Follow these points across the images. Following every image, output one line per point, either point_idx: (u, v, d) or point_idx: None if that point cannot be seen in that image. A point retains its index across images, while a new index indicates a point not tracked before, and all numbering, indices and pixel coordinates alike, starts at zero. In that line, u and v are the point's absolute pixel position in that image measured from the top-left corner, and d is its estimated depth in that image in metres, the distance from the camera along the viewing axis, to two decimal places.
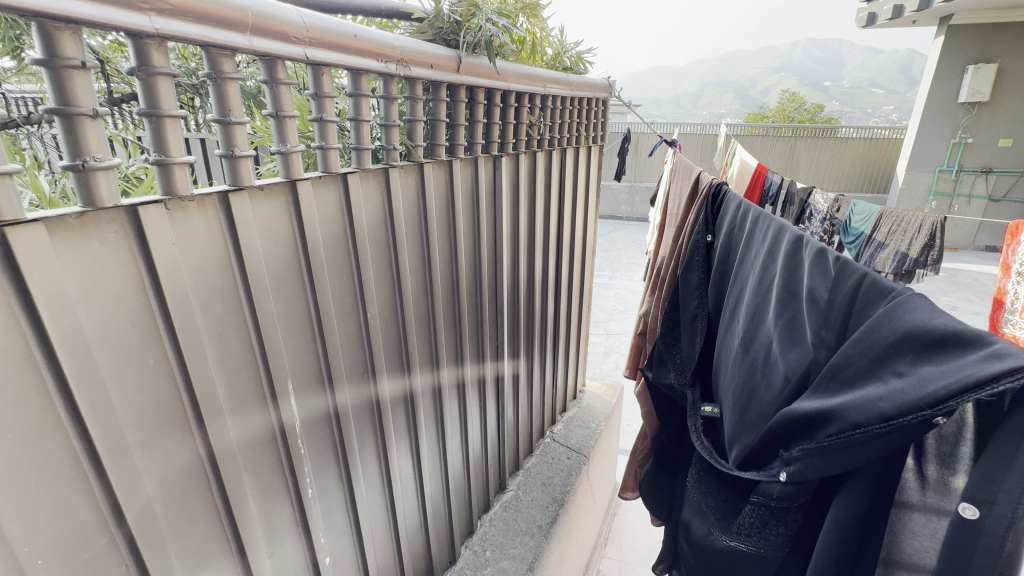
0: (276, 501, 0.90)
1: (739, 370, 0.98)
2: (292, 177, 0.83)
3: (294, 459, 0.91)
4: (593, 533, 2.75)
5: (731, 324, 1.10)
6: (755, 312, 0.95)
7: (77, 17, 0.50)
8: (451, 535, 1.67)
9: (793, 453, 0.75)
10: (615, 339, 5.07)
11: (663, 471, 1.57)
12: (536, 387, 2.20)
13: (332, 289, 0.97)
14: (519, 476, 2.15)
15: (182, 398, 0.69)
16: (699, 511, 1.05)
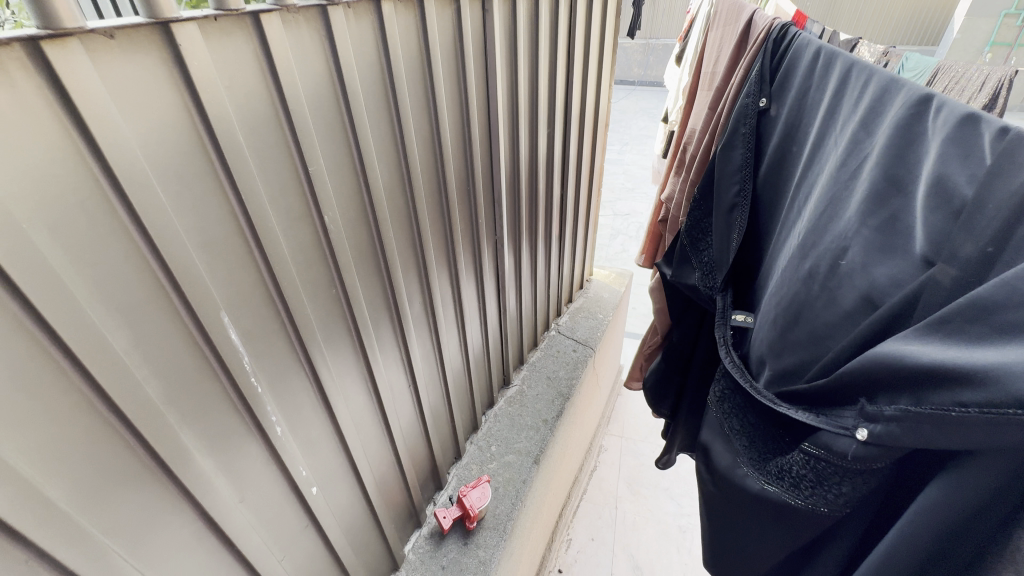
0: (239, 445, 0.77)
1: (787, 277, 0.82)
2: (161, 19, 0.53)
3: (251, 399, 0.76)
4: (598, 414, 2.83)
5: (791, 224, 0.90)
6: (822, 209, 0.75)
7: None
8: (455, 435, 1.63)
9: (885, 410, 0.57)
10: (624, 221, 4.81)
11: (672, 371, 1.47)
12: (541, 279, 2.04)
13: (264, 185, 0.72)
14: (524, 370, 2.08)
15: (53, 353, 0.51)
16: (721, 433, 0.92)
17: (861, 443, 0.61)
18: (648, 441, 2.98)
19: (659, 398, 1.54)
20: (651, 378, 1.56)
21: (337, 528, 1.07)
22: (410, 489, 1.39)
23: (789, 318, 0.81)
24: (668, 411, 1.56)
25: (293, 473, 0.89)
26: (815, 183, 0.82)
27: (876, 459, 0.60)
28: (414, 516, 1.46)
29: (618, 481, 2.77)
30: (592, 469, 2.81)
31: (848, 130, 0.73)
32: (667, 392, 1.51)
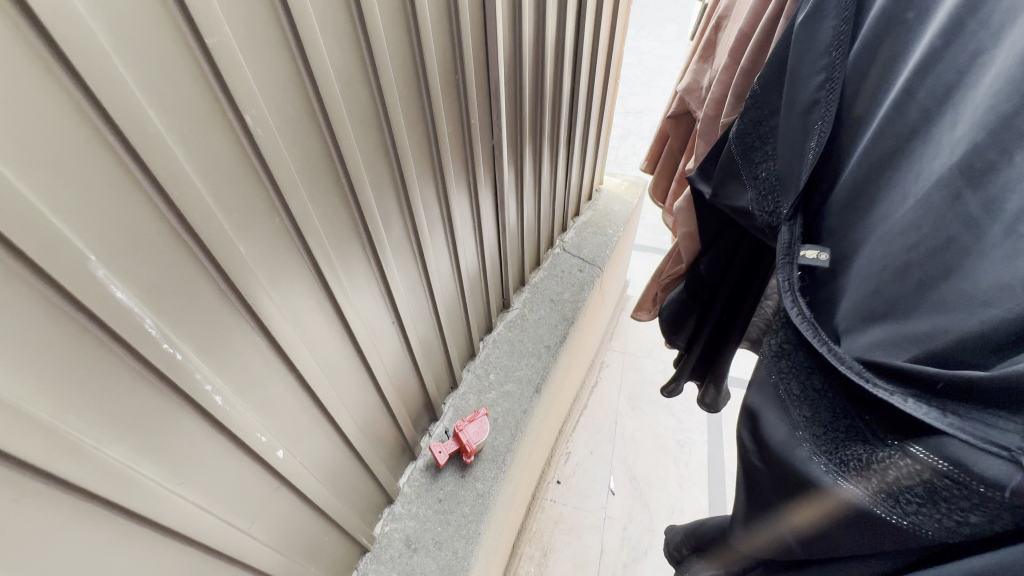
0: (165, 423, 0.61)
1: (931, 209, 0.63)
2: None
3: (172, 368, 0.59)
4: (601, 331, 2.73)
5: (906, 132, 0.69)
6: (1009, 115, 0.57)
7: None
8: (450, 366, 1.51)
9: None
10: (635, 119, 4.35)
11: (693, 302, 1.31)
12: (545, 190, 1.79)
13: (136, 74, 0.47)
14: (524, 292, 1.91)
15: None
16: (772, 399, 0.79)
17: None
18: (651, 357, 2.93)
19: (675, 330, 1.42)
20: (668, 307, 1.42)
21: (317, 481, 0.96)
22: (402, 427, 1.28)
23: (926, 275, 0.63)
24: (684, 343, 1.45)
25: (252, 441, 0.74)
26: (984, 82, 0.61)
27: None
28: (408, 450, 1.38)
29: (619, 396, 2.75)
30: (593, 385, 2.79)
31: None
32: (684, 322, 1.39)
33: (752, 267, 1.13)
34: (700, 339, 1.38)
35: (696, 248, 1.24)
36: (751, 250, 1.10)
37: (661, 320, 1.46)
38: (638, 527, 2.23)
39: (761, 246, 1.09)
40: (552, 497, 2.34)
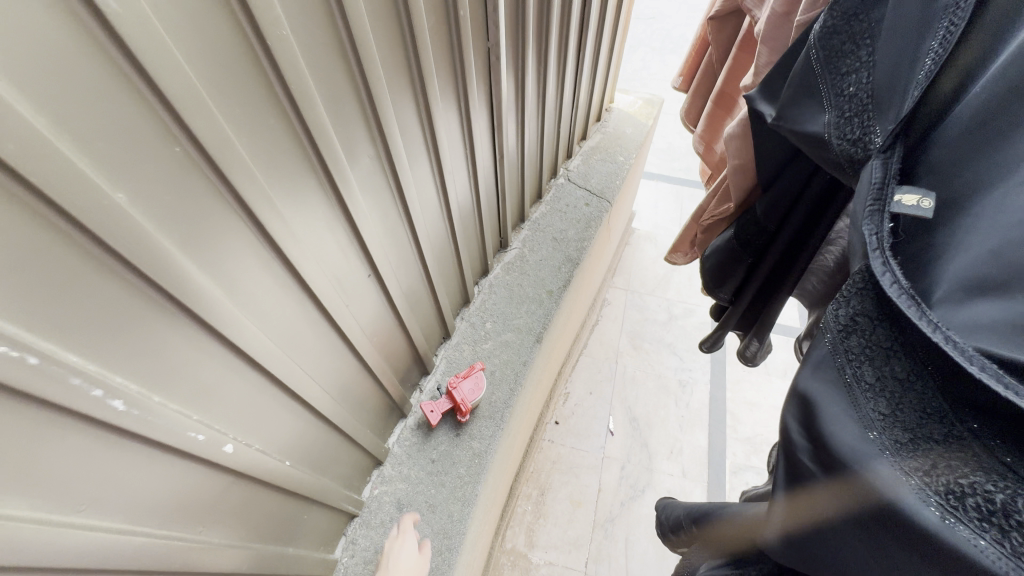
0: (38, 443, 0.44)
1: None
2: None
3: (29, 376, 0.41)
4: (605, 268, 2.56)
5: None
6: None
7: None
8: (442, 318, 1.34)
9: None
10: (647, 27, 3.86)
11: (744, 251, 1.14)
12: (550, 109, 1.53)
13: None
14: (524, 231, 1.69)
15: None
16: (829, 384, 0.59)
17: None
18: (655, 295, 2.79)
19: (719, 282, 1.26)
20: (710, 257, 1.25)
21: (286, 464, 0.83)
22: (388, 390, 1.14)
23: None
24: (729, 294, 1.29)
25: (186, 442, 0.59)
26: None
27: None
28: (398, 410, 1.26)
29: (620, 335, 2.64)
30: (593, 324, 2.67)
31: None
32: (730, 274, 1.22)
33: (822, 212, 0.96)
34: (749, 291, 1.22)
35: (749, 183, 1.08)
36: (825, 191, 0.92)
37: (704, 270, 1.29)
38: (636, 467, 2.21)
39: (834, 185, 0.92)
40: (550, 438, 2.30)
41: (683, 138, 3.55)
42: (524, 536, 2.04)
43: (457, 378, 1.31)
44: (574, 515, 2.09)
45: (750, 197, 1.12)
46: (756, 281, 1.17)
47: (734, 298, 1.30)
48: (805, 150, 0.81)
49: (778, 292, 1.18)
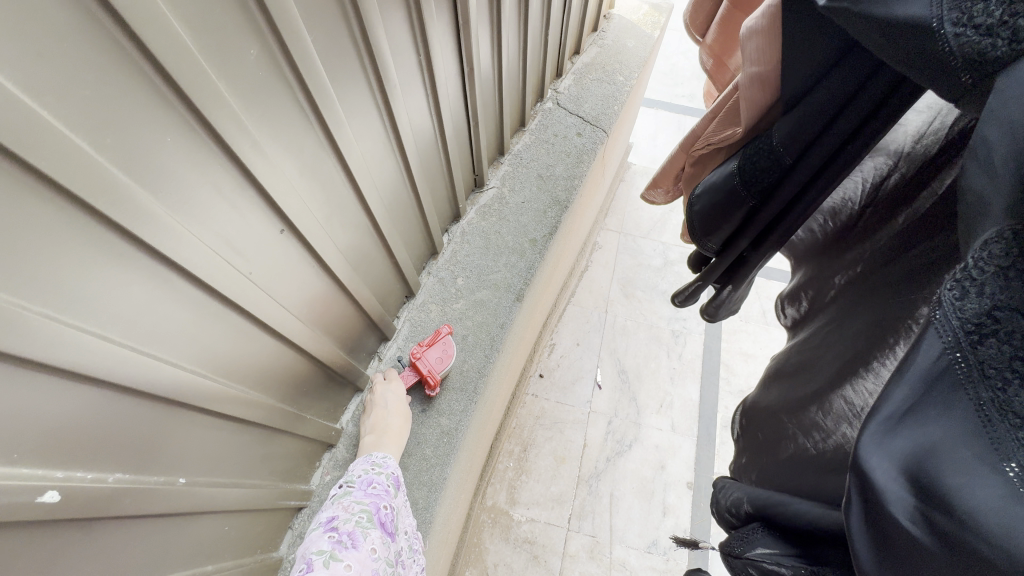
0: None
1: None
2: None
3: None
4: (596, 209, 2.30)
5: None
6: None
7: None
8: (402, 275, 1.12)
9: None
10: None
11: (747, 192, 0.89)
12: (535, 13, 1.21)
13: None
14: (504, 166, 1.43)
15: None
16: (959, 416, 0.41)
17: None
18: (650, 238, 2.57)
19: (709, 230, 1.01)
20: (701, 200, 0.99)
21: (179, 483, 0.64)
22: (333, 367, 0.94)
23: None
24: (718, 246, 1.05)
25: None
26: None
27: None
28: (350, 384, 1.06)
29: (610, 282, 2.45)
30: (583, 270, 2.47)
31: None
32: (724, 221, 0.98)
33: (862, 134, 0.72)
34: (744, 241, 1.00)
35: (766, 100, 0.80)
36: (876, 102, 0.69)
37: (689, 215, 1.04)
38: (623, 421, 2.10)
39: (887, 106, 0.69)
40: (534, 392, 2.17)
41: (687, 59, 3.16)
42: (505, 493, 1.95)
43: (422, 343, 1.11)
44: (559, 472, 1.99)
45: (761, 121, 0.85)
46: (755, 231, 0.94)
47: (722, 250, 1.07)
48: (883, 52, 0.54)
49: (762, 236, 0.97)
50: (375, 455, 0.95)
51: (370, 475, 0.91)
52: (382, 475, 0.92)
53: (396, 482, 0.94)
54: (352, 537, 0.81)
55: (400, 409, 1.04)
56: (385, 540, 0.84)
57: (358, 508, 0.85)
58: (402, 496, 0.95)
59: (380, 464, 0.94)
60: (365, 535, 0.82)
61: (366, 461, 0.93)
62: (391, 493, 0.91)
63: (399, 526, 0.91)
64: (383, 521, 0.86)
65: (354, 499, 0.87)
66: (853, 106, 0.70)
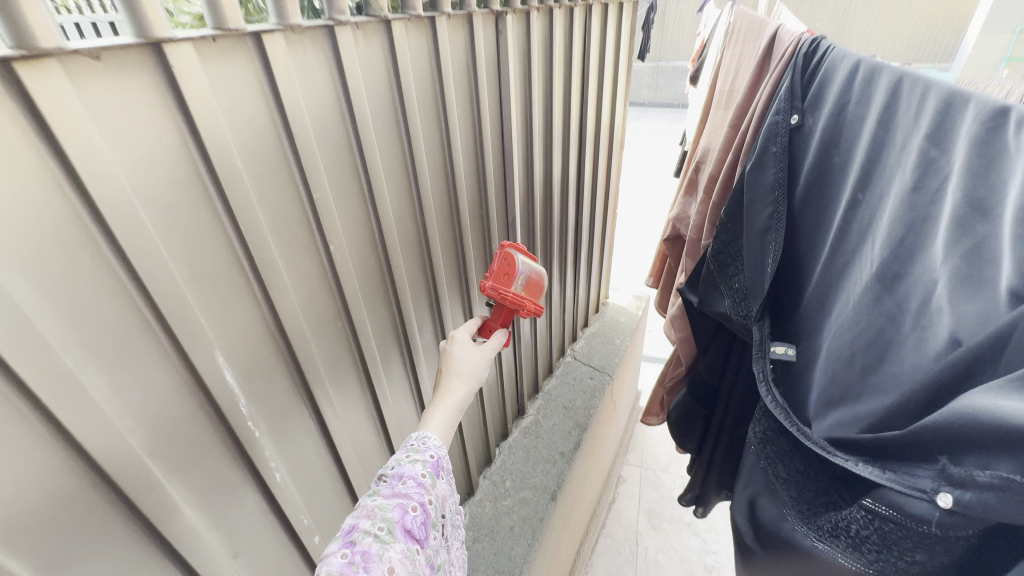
0: (218, 467, 0.67)
1: (858, 311, 0.73)
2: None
3: (235, 418, 0.67)
4: (616, 442, 2.72)
5: (839, 249, 0.83)
6: (902, 235, 0.66)
7: None
8: (467, 468, 1.56)
9: (975, 476, 0.45)
10: (638, 241, 4.65)
11: (698, 403, 1.41)
12: (556, 304, 1.99)
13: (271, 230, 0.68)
14: (538, 399, 2.00)
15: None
16: (763, 482, 0.84)
17: (945, 511, 0.48)
18: (669, 472, 2.86)
19: (685, 432, 1.48)
20: (675, 410, 1.50)
21: None
22: None
23: (865, 363, 0.73)
24: (694, 446, 1.50)
25: (286, 506, 0.80)
26: (879, 204, 0.74)
27: (963, 527, 0.48)
28: None
29: (638, 514, 2.64)
30: (610, 501, 2.70)
31: (909, 149, 0.67)
32: (691, 426, 1.46)
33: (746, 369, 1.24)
34: (709, 446, 1.42)
35: (692, 351, 1.40)
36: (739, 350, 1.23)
37: (671, 423, 1.53)
38: None
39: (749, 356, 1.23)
40: None
41: None
42: None
43: (492, 280, 0.91)
44: None
45: (697, 362, 1.43)
46: (711, 433, 1.40)
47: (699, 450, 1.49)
48: (727, 324, 1.19)
49: (715, 439, 1.39)
50: (413, 438, 0.74)
51: (403, 465, 0.70)
52: (417, 464, 0.71)
53: (436, 470, 0.72)
54: (366, 557, 0.58)
55: (473, 374, 0.84)
56: (414, 553, 0.63)
57: (379, 514, 0.63)
58: (445, 484, 0.74)
59: (418, 448, 0.73)
60: (383, 551, 0.59)
61: (400, 448, 0.71)
62: (426, 487, 0.69)
63: (436, 524, 0.70)
64: (411, 527, 0.64)
65: (378, 500, 0.65)
66: (734, 353, 1.26)
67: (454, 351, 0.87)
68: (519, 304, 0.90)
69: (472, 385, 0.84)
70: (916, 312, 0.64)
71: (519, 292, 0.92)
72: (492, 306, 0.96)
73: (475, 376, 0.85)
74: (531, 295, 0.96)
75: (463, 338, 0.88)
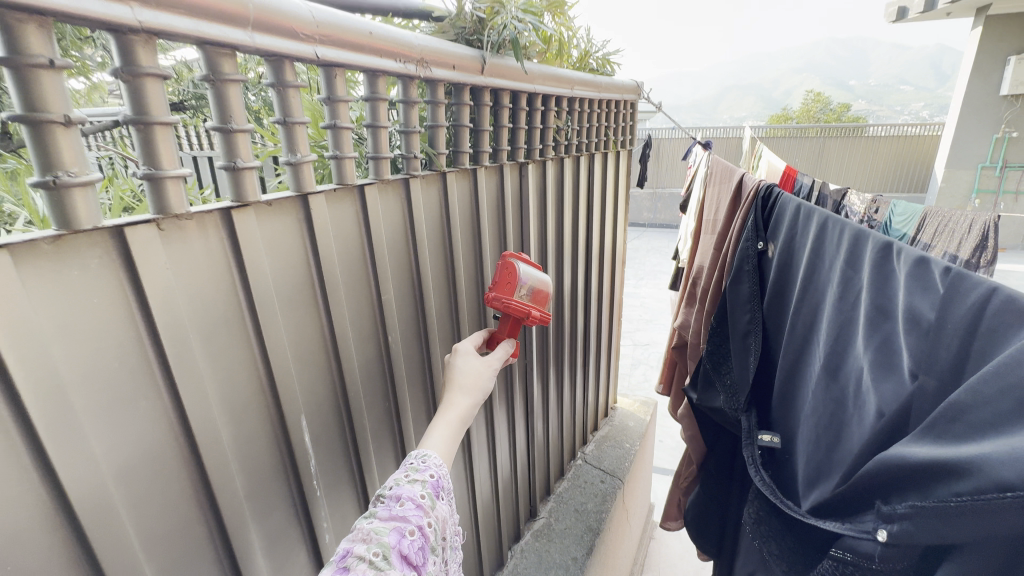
0: (283, 519, 0.79)
1: (817, 396, 0.89)
2: (298, 157, 0.72)
3: (303, 475, 0.81)
4: (630, 559, 2.60)
5: (797, 348, 1.02)
6: (838, 333, 0.85)
7: (109, 21, 0.47)
8: (480, 568, 1.57)
9: (898, 509, 0.60)
10: (644, 350, 4.78)
11: (711, 502, 1.47)
12: (567, 405, 2.11)
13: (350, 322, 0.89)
14: (550, 501, 2.02)
15: (155, 361, 0.58)
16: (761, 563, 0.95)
17: (883, 544, 0.63)
18: None
19: (701, 533, 1.51)
20: (691, 509, 1.55)
21: None
22: None
23: (824, 442, 0.87)
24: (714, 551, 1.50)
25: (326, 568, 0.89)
26: (820, 310, 0.94)
27: (897, 559, 0.62)
28: None
29: None
30: None
31: (834, 269, 0.89)
32: (705, 526, 1.50)
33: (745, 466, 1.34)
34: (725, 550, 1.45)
35: (701, 448, 1.50)
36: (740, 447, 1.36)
37: (688, 523, 1.56)
38: None
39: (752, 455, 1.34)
40: None
41: None
42: None
43: (497, 291, 0.96)
44: None
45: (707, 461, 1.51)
46: (725, 533, 1.43)
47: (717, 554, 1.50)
48: (722, 419, 1.33)
49: (728, 541, 1.42)
50: (412, 457, 0.72)
51: (401, 486, 0.67)
52: (416, 485, 0.68)
53: (435, 493, 0.69)
54: None
55: (477, 385, 0.83)
56: None
57: (376, 538, 0.60)
58: (443, 507, 0.70)
59: (416, 469, 0.70)
60: None
61: (397, 468, 0.69)
62: (425, 509, 0.66)
63: (435, 551, 0.66)
64: (408, 552, 0.61)
65: (375, 523, 0.62)
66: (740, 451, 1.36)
67: (458, 362, 0.87)
68: (524, 314, 0.93)
69: (476, 396, 0.83)
70: (855, 396, 0.80)
71: (525, 302, 0.95)
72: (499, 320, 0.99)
73: (477, 386, 0.83)
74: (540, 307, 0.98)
75: (467, 349, 0.89)
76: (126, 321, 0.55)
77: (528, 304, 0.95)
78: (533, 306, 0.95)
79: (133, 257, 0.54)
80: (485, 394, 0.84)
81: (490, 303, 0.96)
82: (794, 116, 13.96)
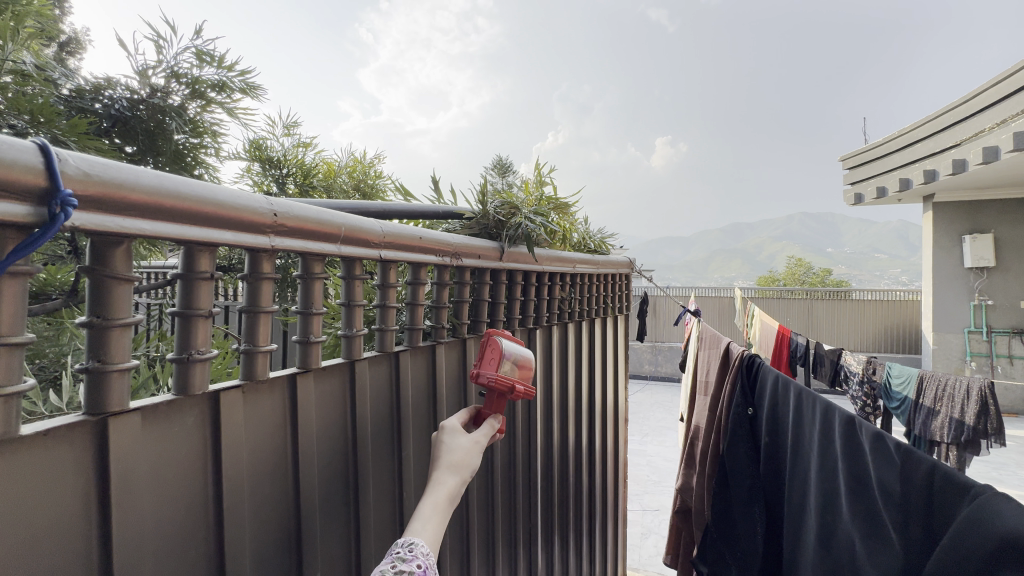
0: None
1: (822, 564, 0.93)
2: (354, 331, 0.90)
3: None
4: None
5: (792, 509, 1.08)
6: (828, 498, 0.93)
7: (255, 246, 0.67)
8: None
9: None
10: (654, 517, 4.44)
11: None
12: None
13: (374, 475, 0.96)
14: None
15: (207, 510, 0.66)
16: None
17: None
18: None
19: None
20: None
21: None
22: None
23: None
24: None
25: None
26: (805, 477, 1.03)
27: None
28: None
29: None
30: None
31: (812, 435, 1.01)
32: None
33: None
34: None
35: None
36: None
37: None
38: None
39: None
40: None
41: None
42: None
43: (481, 367, 1.04)
44: None
45: None
46: None
47: None
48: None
49: None
50: (398, 546, 0.68)
51: None
52: None
53: None
54: None
55: (463, 464, 0.83)
56: None
57: None
58: None
59: (402, 559, 0.66)
60: None
61: (383, 557, 0.66)
62: None
63: None
64: None
65: None
66: None
67: (446, 440, 0.87)
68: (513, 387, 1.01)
69: (464, 475, 0.82)
70: (852, 565, 0.85)
71: (510, 376, 1.02)
72: (486, 397, 1.04)
73: (464, 464, 0.84)
74: (522, 381, 1.05)
75: (454, 427, 0.89)
76: (199, 468, 0.65)
77: (512, 377, 1.02)
78: (518, 380, 1.02)
79: (218, 414, 0.66)
80: (473, 471, 0.84)
81: (476, 379, 1.03)
82: (780, 279, 15.00)
